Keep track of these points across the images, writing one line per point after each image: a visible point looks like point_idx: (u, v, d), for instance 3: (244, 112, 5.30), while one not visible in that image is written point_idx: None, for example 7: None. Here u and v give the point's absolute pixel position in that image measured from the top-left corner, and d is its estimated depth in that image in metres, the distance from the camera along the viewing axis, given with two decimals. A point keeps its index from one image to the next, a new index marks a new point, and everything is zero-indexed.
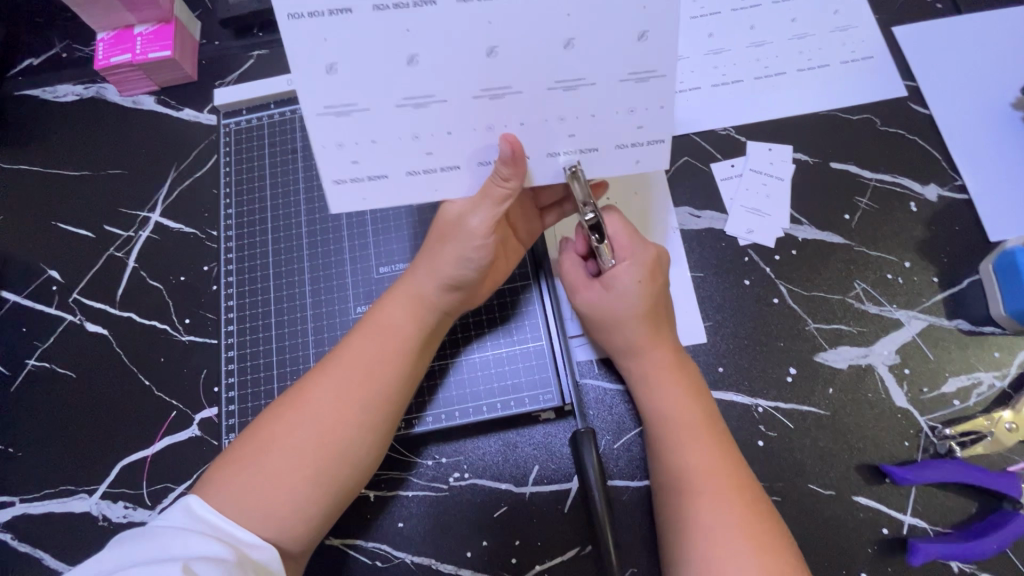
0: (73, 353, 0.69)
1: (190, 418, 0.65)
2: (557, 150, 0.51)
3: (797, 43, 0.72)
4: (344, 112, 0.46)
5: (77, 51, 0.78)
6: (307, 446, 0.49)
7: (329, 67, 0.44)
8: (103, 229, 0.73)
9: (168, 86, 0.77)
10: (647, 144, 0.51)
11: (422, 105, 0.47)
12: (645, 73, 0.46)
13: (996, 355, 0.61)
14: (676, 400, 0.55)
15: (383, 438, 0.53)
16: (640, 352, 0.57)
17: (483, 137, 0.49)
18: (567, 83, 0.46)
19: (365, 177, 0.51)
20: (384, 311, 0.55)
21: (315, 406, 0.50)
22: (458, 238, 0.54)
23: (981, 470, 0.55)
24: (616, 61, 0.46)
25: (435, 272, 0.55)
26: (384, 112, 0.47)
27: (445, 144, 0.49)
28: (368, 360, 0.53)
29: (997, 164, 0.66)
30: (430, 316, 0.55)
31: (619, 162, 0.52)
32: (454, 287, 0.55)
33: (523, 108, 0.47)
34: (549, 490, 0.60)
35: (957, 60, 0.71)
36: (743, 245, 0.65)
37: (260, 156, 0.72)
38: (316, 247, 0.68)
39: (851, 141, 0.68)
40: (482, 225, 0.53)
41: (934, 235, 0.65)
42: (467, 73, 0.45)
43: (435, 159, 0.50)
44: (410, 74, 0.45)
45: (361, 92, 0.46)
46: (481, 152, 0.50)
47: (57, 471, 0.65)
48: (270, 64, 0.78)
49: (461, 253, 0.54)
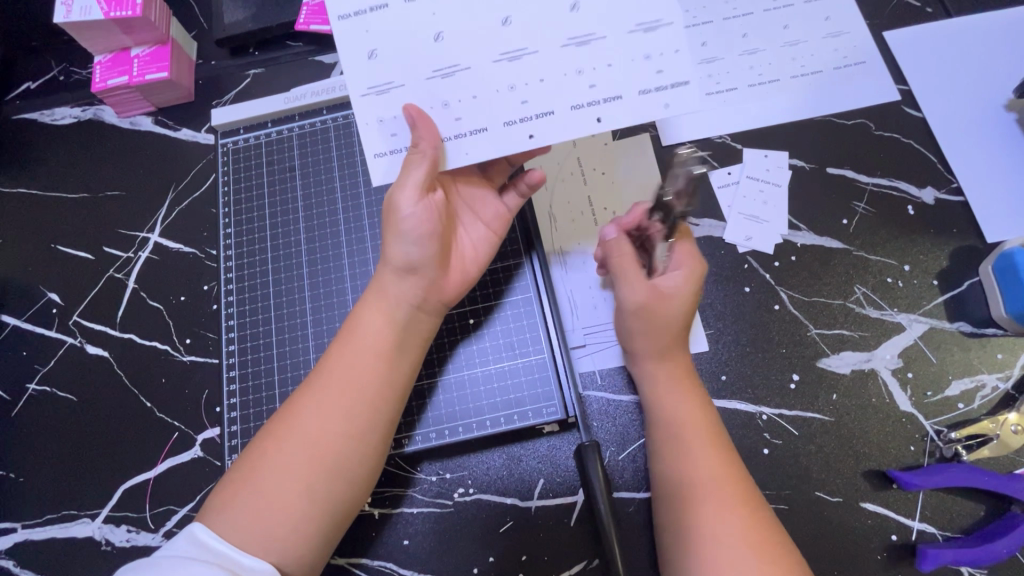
0: (74, 375, 0.69)
1: (193, 439, 0.65)
2: (581, 102, 0.50)
3: (790, 50, 0.71)
4: (384, 90, 0.50)
5: (75, 74, 0.79)
6: (300, 465, 0.49)
7: (370, 53, 0.49)
8: (102, 250, 0.73)
9: (165, 107, 0.78)
10: (670, 87, 0.50)
11: (449, 75, 0.50)
12: (651, 23, 0.50)
13: (999, 356, 0.60)
14: (680, 405, 0.55)
15: (373, 450, 0.52)
16: (655, 358, 0.57)
17: (506, 97, 0.50)
18: (579, 40, 0.50)
19: (402, 148, 0.51)
20: (360, 319, 0.55)
21: (303, 422, 0.50)
22: (393, 219, 0.53)
23: (988, 474, 0.55)
24: (617, 16, 0.50)
25: (387, 260, 0.55)
26: (416, 87, 0.50)
27: (473, 110, 0.50)
28: (350, 371, 0.52)
29: (993, 166, 0.67)
30: (403, 317, 0.55)
31: (646, 108, 0.50)
32: (406, 270, 0.54)
33: (541, 65, 0.50)
34: (554, 503, 0.59)
35: (950, 62, 0.71)
36: (742, 253, 0.65)
37: (258, 175, 0.72)
38: (315, 263, 0.68)
39: (848, 146, 0.69)
40: (404, 198, 0.51)
41: (933, 237, 0.65)
42: (487, 42, 0.50)
43: (464, 125, 0.50)
44: (435, 50, 0.50)
45: (399, 69, 0.50)
46: (506, 110, 0.50)
47: (59, 496, 0.64)
48: (266, 83, 0.78)
49: (400, 232, 0.53)
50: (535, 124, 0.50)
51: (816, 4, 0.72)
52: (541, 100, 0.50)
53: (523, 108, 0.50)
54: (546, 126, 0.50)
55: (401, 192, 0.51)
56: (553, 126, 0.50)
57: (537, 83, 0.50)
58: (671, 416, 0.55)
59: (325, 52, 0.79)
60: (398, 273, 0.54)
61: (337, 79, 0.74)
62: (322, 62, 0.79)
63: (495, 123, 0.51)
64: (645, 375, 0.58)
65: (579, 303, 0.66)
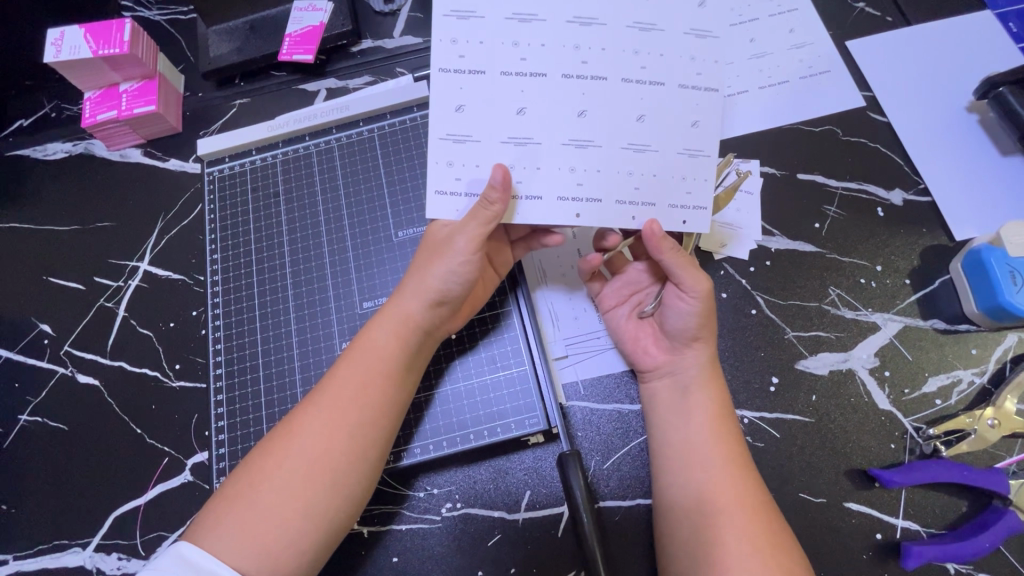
0: (65, 405, 0.69)
1: (183, 463, 0.66)
2: (626, 199, 0.54)
3: (757, 62, 0.74)
4: (463, 140, 0.53)
5: (65, 110, 0.81)
6: (297, 480, 0.49)
7: (458, 106, 0.52)
8: (93, 280, 0.74)
9: (154, 138, 0.80)
10: (695, 207, 0.55)
11: (522, 144, 0.53)
12: (698, 150, 0.54)
13: (973, 351, 0.61)
14: (706, 398, 0.56)
15: (371, 468, 0.53)
16: (689, 343, 0.58)
17: (564, 177, 0.53)
18: (638, 146, 0.54)
19: (463, 194, 0.54)
20: (368, 337, 0.56)
21: (304, 436, 0.51)
22: (446, 256, 0.55)
23: (967, 469, 0.55)
24: (675, 138, 0.54)
25: (421, 292, 0.56)
26: (490, 145, 0.53)
27: (532, 179, 0.53)
28: (356, 388, 0.53)
29: (958, 166, 0.68)
30: (414, 342, 0.56)
31: (669, 219, 0.55)
32: (440, 303, 0.57)
33: (601, 158, 0.53)
34: (541, 515, 0.60)
35: (913, 68, 0.74)
36: (718, 259, 0.66)
37: (243, 202, 0.74)
38: (300, 287, 0.70)
39: (817, 152, 0.71)
40: (466, 244, 0.54)
41: (904, 238, 0.66)
42: (557, 125, 0.53)
43: (525, 189, 0.53)
44: (516, 122, 0.53)
45: (479, 126, 0.52)
46: (560, 187, 0.53)
47: (50, 526, 0.65)
48: (251, 112, 0.81)
49: (447, 268, 0.55)
50: (583, 206, 0.54)
51: (778, 18, 0.77)
52: (593, 187, 0.54)
53: (576, 189, 0.54)
54: (593, 211, 0.54)
55: (465, 238, 0.54)
56: (596, 212, 0.54)
57: (593, 172, 0.54)
58: (696, 408, 0.56)
59: (308, 80, 0.82)
60: (428, 302, 0.56)
61: (318, 107, 0.76)
62: (305, 90, 0.81)
63: (549, 195, 0.54)
64: (680, 362, 0.59)
65: (560, 315, 0.67)
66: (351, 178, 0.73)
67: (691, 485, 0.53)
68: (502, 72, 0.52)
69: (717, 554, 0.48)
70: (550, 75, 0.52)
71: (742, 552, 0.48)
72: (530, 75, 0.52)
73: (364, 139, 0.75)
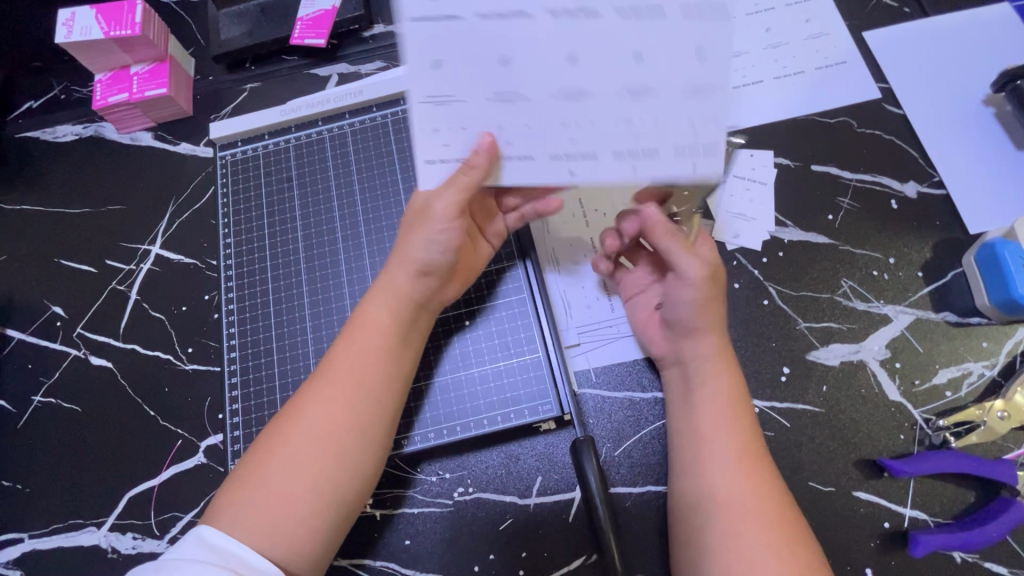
0: (79, 386, 0.70)
1: (196, 446, 0.66)
2: (625, 151, 0.48)
3: (771, 52, 0.74)
4: (444, 101, 0.48)
5: (75, 92, 0.81)
6: (303, 459, 0.50)
7: (434, 62, 0.46)
8: (105, 263, 0.75)
9: (164, 122, 0.79)
10: (713, 151, 0.48)
11: (509, 101, 0.48)
12: (714, 86, 0.46)
13: (984, 344, 0.62)
14: (718, 381, 0.56)
15: (377, 444, 0.53)
16: (698, 334, 0.57)
17: (555, 133, 0.48)
18: (639, 88, 0.47)
19: (453, 160, 0.51)
20: (363, 314, 0.56)
21: (308, 416, 0.51)
22: (426, 224, 0.54)
23: (976, 460, 0.56)
24: (683, 73, 0.46)
25: (405, 263, 0.56)
26: (475, 106, 0.48)
27: (521, 138, 0.49)
28: (356, 366, 0.53)
29: (973, 160, 0.68)
30: (406, 314, 0.56)
31: (681, 170, 0.48)
32: (425, 272, 0.56)
33: (596, 109, 0.47)
34: (552, 500, 0.60)
35: (930, 59, 0.73)
36: (731, 250, 0.67)
37: (256, 186, 0.74)
38: (314, 271, 0.70)
39: (831, 143, 0.70)
40: (444, 209, 0.53)
41: (917, 230, 0.66)
42: (546, 74, 0.47)
43: (514, 149, 0.50)
44: (500, 75, 0.47)
45: (459, 85, 0.47)
46: (552, 144, 0.49)
47: (65, 505, 0.65)
48: (263, 96, 0.80)
49: (427, 237, 0.55)
50: (579, 164, 0.49)
51: (794, 8, 0.76)
52: (588, 143, 0.49)
53: (570, 146, 0.49)
54: (590, 170, 0.49)
55: (443, 203, 0.53)
56: (593, 172, 0.49)
57: (589, 125, 0.48)
58: (709, 392, 0.56)
59: (320, 65, 0.81)
60: (414, 274, 0.56)
61: (330, 92, 0.76)
62: (317, 74, 0.81)
63: (542, 154, 0.50)
64: (689, 352, 0.58)
65: (572, 303, 0.67)
66: (364, 164, 0.73)
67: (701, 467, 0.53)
68: (478, 14, 0.45)
69: (727, 544, 0.49)
70: (534, 16, 0.45)
71: (752, 539, 0.48)
72: (507, 17, 0.45)
73: (377, 124, 0.75)
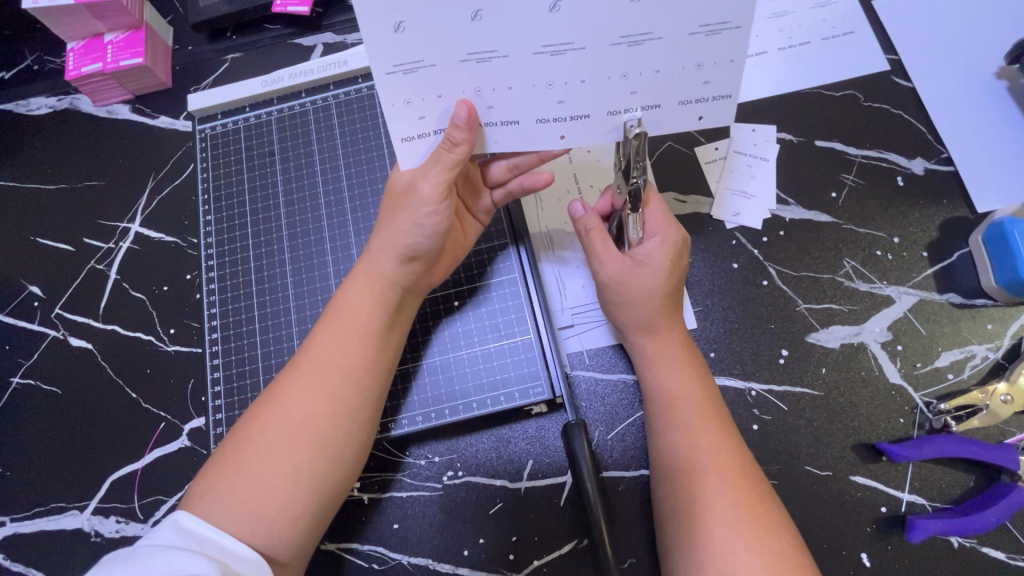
0: (58, 369, 0.68)
1: (179, 429, 0.65)
2: (618, 108, 0.47)
3: (776, 21, 0.71)
4: (413, 69, 0.45)
5: (48, 63, 0.77)
6: (284, 444, 0.48)
7: (396, 26, 0.42)
8: (83, 241, 0.72)
9: (142, 94, 0.76)
10: (713, 101, 0.46)
11: (485, 60, 0.44)
12: (721, 25, 0.42)
13: (989, 327, 0.60)
14: (677, 373, 0.55)
15: (361, 430, 0.51)
16: (653, 331, 0.56)
17: (541, 94, 0.46)
18: (634, 38, 0.42)
19: (431, 132, 0.50)
20: (346, 297, 0.54)
21: (286, 400, 0.50)
22: (410, 204, 0.52)
23: (978, 444, 0.55)
24: (684, 16, 0.41)
25: (388, 245, 0.54)
26: (448, 69, 0.45)
27: (503, 101, 0.47)
28: (334, 346, 0.52)
29: (983, 135, 0.66)
30: (390, 296, 0.55)
31: (681, 120, 0.48)
32: (410, 257, 0.54)
33: (584, 64, 0.44)
34: (543, 484, 0.59)
35: (942, 29, 0.70)
36: (730, 229, 0.64)
37: (238, 162, 0.71)
38: (298, 250, 0.67)
39: (837, 117, 0.67)
40: (430, 189, 0.51)
41: (923, 209, 0.64)
42: (528, 27, 0.42)
43: (497, 114, 0.48)
44: (472, 32, 0.42)
45: (427, 49, 0.44)
46: (539, 107, 0.48)
47: (47, 489, 0.64)
48: (245, 67, 0.77)
49: (414, 219, 0.53)
50: (566, 125, 0.49)
51: None
52: (576, 102, 0.47)
53: (558, 107, 0.47)
54: (578, 130, 0.49)
55: (430, 183, 0.51)
56: (582, 129, 0.49)
57: (576, 83, 0.46)
58: (668, 383, 0.54)
59: (305, 34, 0.77)
60: (399, 257, 0.54)
61: (315, 62, 0.72)
62: (301, 44, 0.77)
63: (526, 117, 0.49)
64: (637, 349, 0.57)
65: (567, 284, 0.65)
66: (350, 138, 0.70)
67: (671, 454, 0.52)
68: None
69: (700, 535, 0.47)
70: None
71: (723, 528, 0.46)
72: None
73: (364, 96, 0.71)
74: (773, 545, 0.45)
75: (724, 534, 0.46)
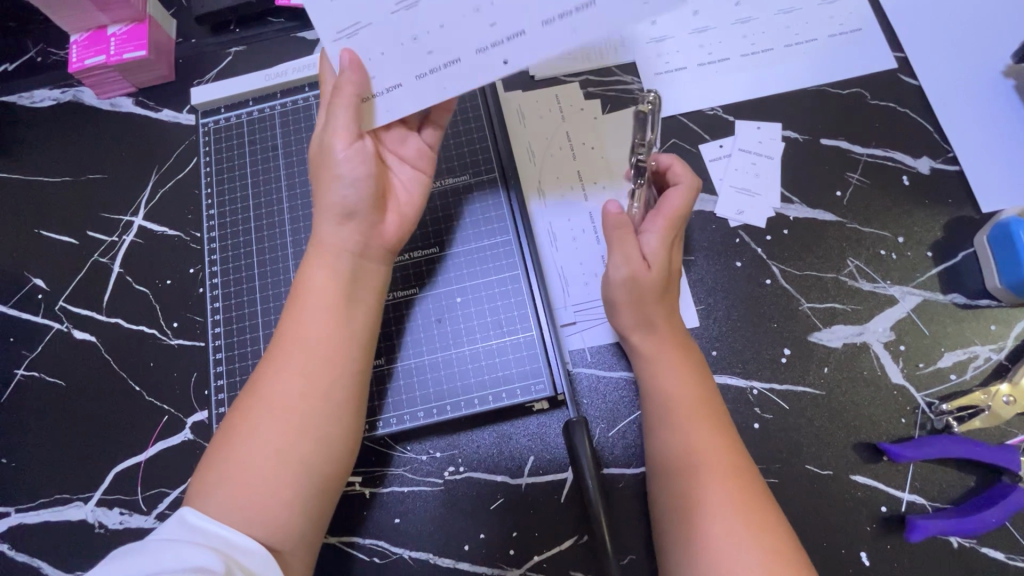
0: (62, 361, 0.68)
1: (183, 422, 0.65)
2: (551, 17, 0.44)
3: (784, 18, 0.70)
4: (353, 32, 0.47)
5: (52, 55, 0.77)
6: (264, 430, 0.48)
7: None
8: (86, 235, 0.72)
9: (146, 87, 0.76)
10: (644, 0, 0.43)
11: (411, 5, 0.45)
12: None
13: (993, 327, 0.60)
14: (674, 370, 0.54)
15: (337, 408, 0.51)
16: (650, 330, 0.56)
17: (472, 21, 0.46)
18: None
19: (385, 90, 0.50)
20: (305, 277, 0.53)
21: (263, 388, 0.50)
22: (325, 161, 0.52)
23: (980, 445, 0.55)
24: None
25: (324, 210, 0.53)
26: (381, 23, 0.46)
27: (442, 37, 0.46)
28: (300, 329, 0.51)
29: (990, 135, 0.65)
30: (344, 267, 0.53)
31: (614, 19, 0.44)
32: (344, 214, 0.53)
33: None
34: (544, 480, 0.59)
35: (950, 27, 0.69)
36: (733, 227, 0.64)
37: (241, 155, 0.71)
38: (300, 245, 0.67)
39: (842, 115, 0.67)
40: (336, 138, 0.51)
41: (928, 208, 0.64)
42: None
43: (438, 57, 0.47)
44: None
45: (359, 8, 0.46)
46: (474, 37, 0.46)
47: (52, 480, 0.64)
48: (249, 61, 0.76)
49: (333, 173, 0.52)
50: (507, 47, 0.46)
51: None
52: (511, 20, 0.45)
53: (493, 30, 0.46)
54: (521, 51, 0.46)
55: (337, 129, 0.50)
56: (523, 49, 0.46)
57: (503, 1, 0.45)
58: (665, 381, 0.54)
59: (308, 28, 0.77)
60: (335, 217, 0.53)
61: (318, 55, 0.72)
62: (305, 38, 0.77)
63: (467, 53, 0.47)
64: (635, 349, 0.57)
65: (569, 279, 0.65)
66: None
67: (669, 451, 0.52)
68: None
69: (694, 530, 0.47)
70: None
71: (718, 524, 0.47)
72: None
73: None
74: (767, 539, 0.46)
75: (720, 532, 0.46)
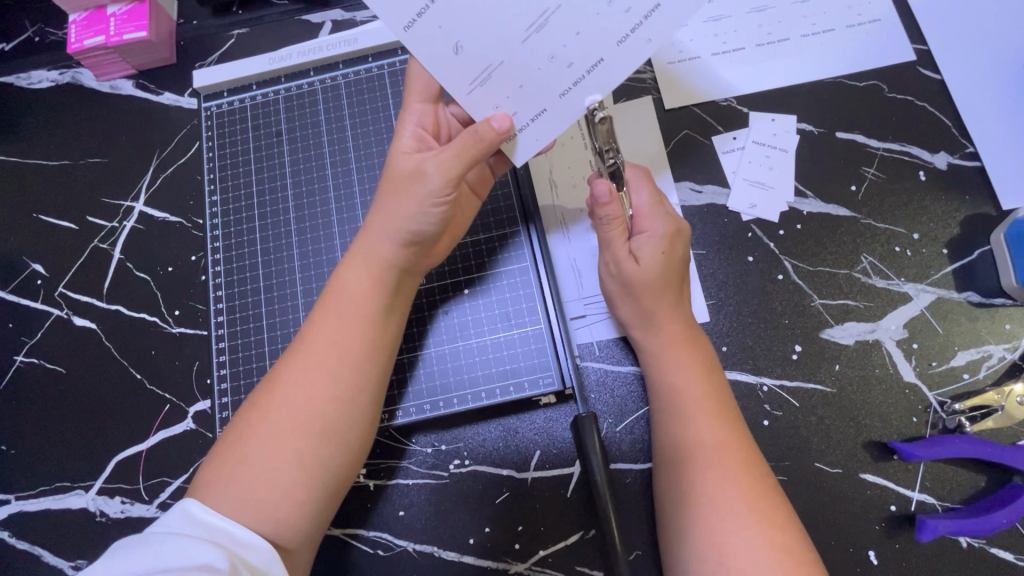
0: (62, 348, 0.67)
1: (185, 411, 0.64)
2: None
3: (801, 7, 0.68)
4: (484, 78, 0.46)
5: (49, 35, 0.74)
6: (283, 429, 0.47)
7: (455, 46, 0.44)
8: (86, 220, 0.71)
9: (145, 69, 0.74)
10: None
11: (541, 25, 0.43)
12: None
13: (1007, 327, 0.59)
14: (685, 365, 0.54)
15: (362, 414, 0.51)
16: (653, 327, 0.56)
17: (605, 16, 0.42)
18: None
19: (529, 118, 0.49)
20: (342, 279, 0.53)
21: (286, 386, 0.49)
22: (416, 188, 0.51)
23: (992, 445, 0.54)
24: None
25: (388, 227, 0.52)
26: (513, 55, 0.44)
27: (580, 44, 0.44)
28: (333, 331, 0.51)
29: (1009, 131, 0.64)
30: (389, 280, 0.53)
31: None
32: (412, 242, 0.53)
33: None
34: (551, 475, 0.59)
35: (972, 18, 0.68)
36: (745, 221, 0.63)
37: (244, 141, 0.70)
38: (305, 234, 0.66)
39: (859, 108, 0.66)
40: (436, 172, 0.51)
41: (945, 205, 0.63)
42: None
43: (580, 63, 0.45)
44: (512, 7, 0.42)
45: (489, 50, 0.44)
46: (613, 29, 0.43)
47: (53, 468, 0.64)
48: (251, 43, 0.75)
49: (415, 203, 0.51)
50: (650, 26, 0.42)
51: None
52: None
53: (631, 14, 0.42)
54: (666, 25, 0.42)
55: (438, 167, 0.51)
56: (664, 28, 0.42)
57: None
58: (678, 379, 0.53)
59: (313, 11, 0.75)
60: (401, 239, 0.52)
61: (323, 39, 0.70)
62: (308, 21, 0.75)
63: (608, 48, 0.44)
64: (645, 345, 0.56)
65: (579, 273, 0.64)
66: (360, 119, 0.69)
67: (676, 446, 0.51)
68: None
69: (700, 525, 0.47)
70: None
71: (724, 519, 0.46)
72: None
73: (373, 76, 0.69)
74: (778, 537, 0.45)
75: (728, 528, 0.45)
